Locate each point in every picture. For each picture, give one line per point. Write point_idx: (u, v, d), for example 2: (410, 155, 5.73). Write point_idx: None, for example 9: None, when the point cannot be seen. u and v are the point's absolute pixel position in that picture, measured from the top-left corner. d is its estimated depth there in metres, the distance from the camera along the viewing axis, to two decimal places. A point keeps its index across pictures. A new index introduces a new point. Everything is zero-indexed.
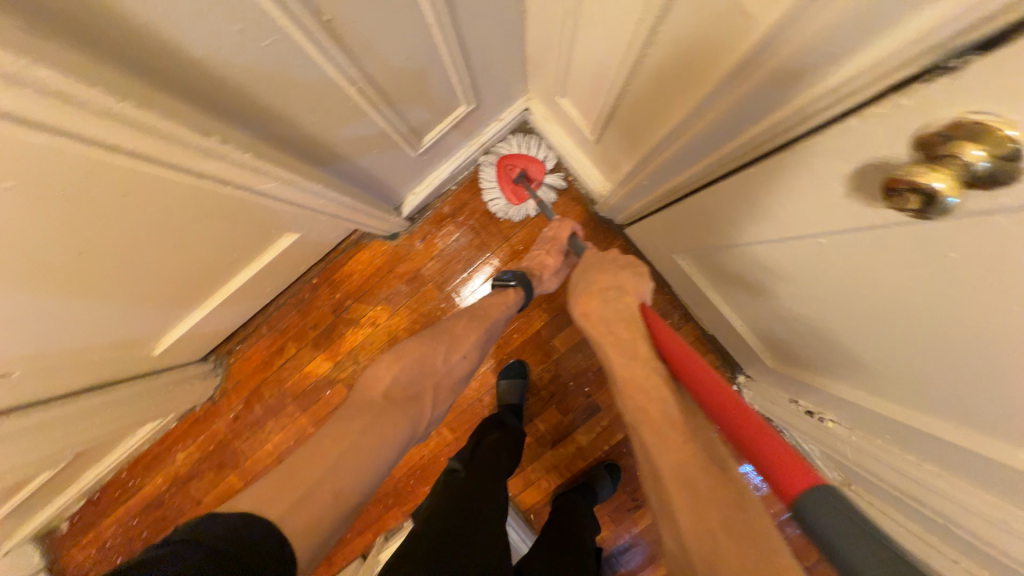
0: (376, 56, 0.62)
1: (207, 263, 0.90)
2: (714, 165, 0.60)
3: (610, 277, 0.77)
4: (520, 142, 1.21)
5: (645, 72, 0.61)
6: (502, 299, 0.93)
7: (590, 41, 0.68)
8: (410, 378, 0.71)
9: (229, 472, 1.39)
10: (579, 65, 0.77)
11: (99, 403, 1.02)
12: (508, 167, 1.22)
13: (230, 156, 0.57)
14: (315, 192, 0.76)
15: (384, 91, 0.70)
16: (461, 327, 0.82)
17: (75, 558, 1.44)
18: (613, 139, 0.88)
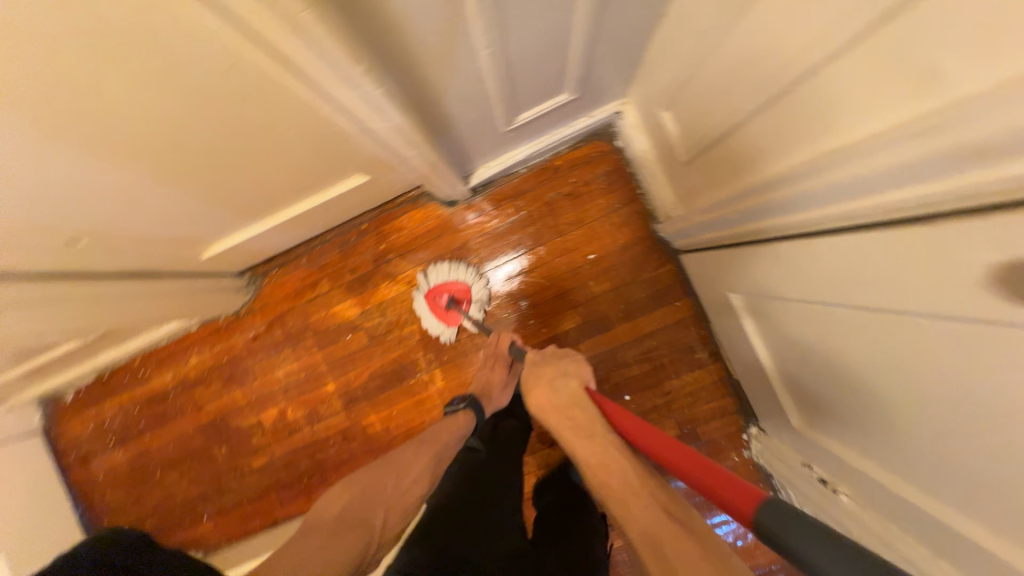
0: (522, 24, 0.61)
1: (280, 185, 0.91)
2: (799, 225, 0.64)
3: (557, 365, 0.86)
4: (438, 272, 1.27)
5: (784, 106, 0.60)
6: (452, 423, 0.96)
7: (731, 64, 0.66)
8: (360, 503, 0.79)
9: (236, 386, 1.42)
10: (705, 80, 0.76)
11: (142, 290, 1.04)
12: (439, 295, 1.28)
13: (364, 89, 0.57)
14: (411, 142, 0.75)
15: (510, 63, 0.69)
16: (410, 452, 0.90)
17: (75, 427, 1.50)
18: (707, 165, 0.88)
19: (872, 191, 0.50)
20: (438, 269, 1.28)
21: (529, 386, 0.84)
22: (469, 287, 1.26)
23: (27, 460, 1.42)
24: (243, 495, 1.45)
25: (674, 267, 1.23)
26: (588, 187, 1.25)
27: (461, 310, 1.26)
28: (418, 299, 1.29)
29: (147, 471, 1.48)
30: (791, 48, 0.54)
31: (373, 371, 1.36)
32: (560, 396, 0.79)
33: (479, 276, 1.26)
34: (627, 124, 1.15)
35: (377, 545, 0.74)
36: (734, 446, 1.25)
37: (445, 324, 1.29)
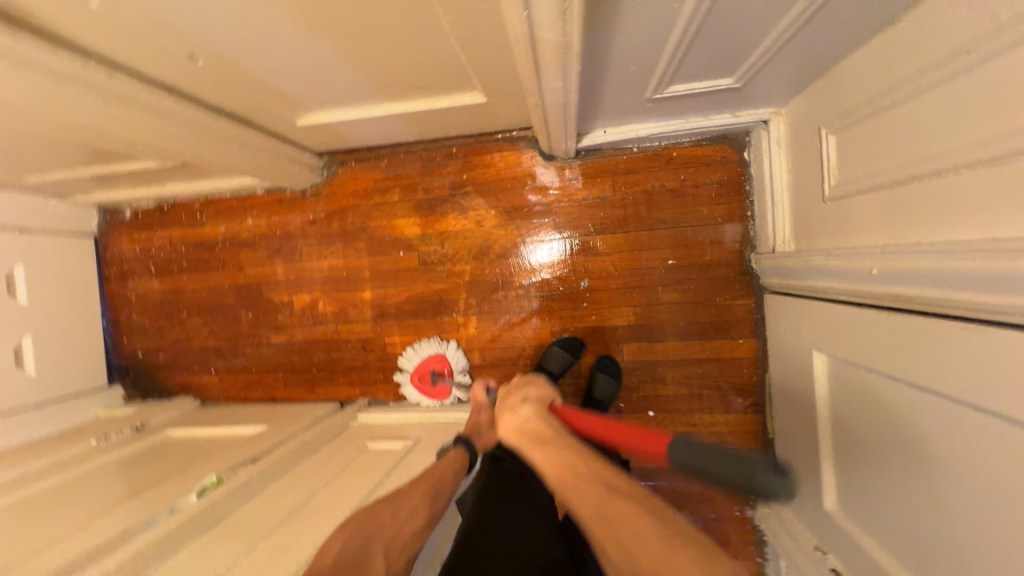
0: None
1: (401, 75, 0.86)
2: (969, 304, 0.55)
3: (519, 391, 0.82)
4: (413, 356, 1.31)
5: (1008, 169, 0.50)
6: (442, 464, 0.88)
7: (953, 102, 0.56)
8: (355, 544, 0.68)
9: (280, 261, 1.43)
10: (903, 112, 0.64)
11: (231, 135, 1.02)
12: (421, 376, 1.30)
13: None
14: (565, 70, 0.67)
15: (712, 14, 0.60)
16: (407, 486, 0.80)
17: (122, 245, 1.55)
18: (854, 208, 0.77)
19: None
20: (411, 353, 1.31)
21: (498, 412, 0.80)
22: (443, 356, 1.29)
23: (73, 257, 1.47)
24: (252, 363, 1.48)
25: (752, 304, 1.15)
26: (697, 189, 1.15)
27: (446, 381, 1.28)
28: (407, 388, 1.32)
29: (174, 309, 1.53)
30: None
31: (412, 295, 1.34)
32: (520, 418, 0.75)
33: (449, 342, 1.29)
34: (770, 138, 1.01)
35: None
36: (739, 501, 1.20)
37: (437, 399, 1.29)
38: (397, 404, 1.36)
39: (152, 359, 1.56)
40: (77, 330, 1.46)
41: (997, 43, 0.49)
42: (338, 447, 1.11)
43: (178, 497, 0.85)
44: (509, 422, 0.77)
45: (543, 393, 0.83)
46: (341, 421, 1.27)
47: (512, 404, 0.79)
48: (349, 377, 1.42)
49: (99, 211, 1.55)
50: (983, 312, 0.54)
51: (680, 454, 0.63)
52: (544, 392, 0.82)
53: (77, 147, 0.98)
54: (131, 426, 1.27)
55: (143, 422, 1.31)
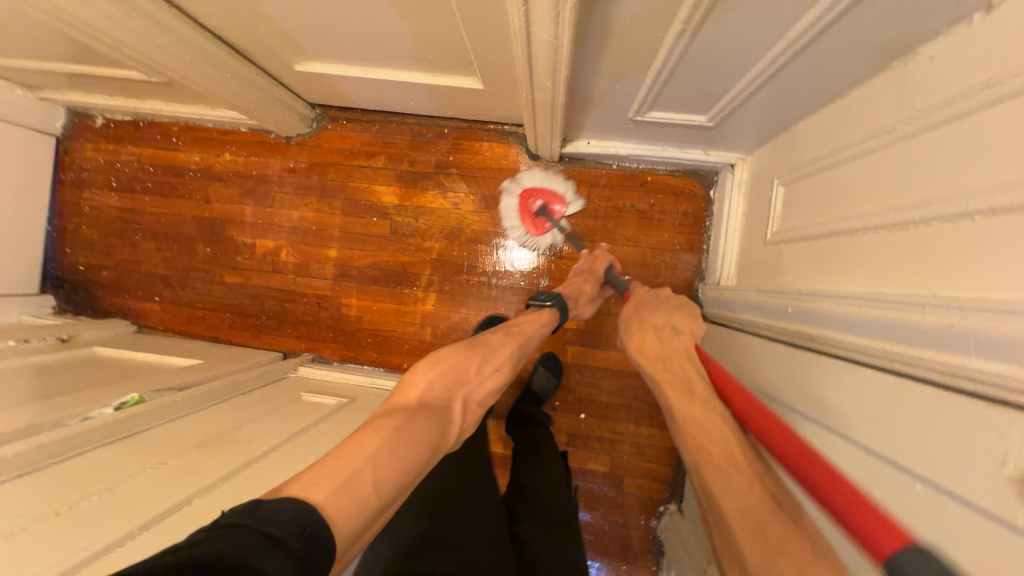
0: (728, 20, 0.59)
1: (404, 43, 0.89)
2: (858, 348, 0.62)
3: (666, 317, 0.86)
4: (537, 179, 1.25)
5: (900, 237, 0.59)
6: (538, 316, 0.95)
7: (874, 173, 0.65)
8: (444, 384, 0.71)
9: (250, 202, 1.41)
10: (843, 175, 0.72)
11: (225, 64, 1.01)
12: (530, 200, 1.25)
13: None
14: (554, 73, 0.71)
15: (695, 47, 0.66)
16: (497, 341, 0.83)
17: (85, 152, 1.48)
18: (786, 254, 0.86)
19: (969, 352, 0.47)
20: (533, 176, 1.25)
21: (632, 331, 0.85)
22: (562, 200, 1.23)
23: (28, 152, 1.40)
24: (200, 298, 1.45)
25: None
26: (663, 215, 1.22)
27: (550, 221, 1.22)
28: (507, 199, 1.26)
29: (128, 228, 1.48)
30: (965, 185, 0.51)
31: (377, 261, 1.35)
32: (663, 345, 0.80)
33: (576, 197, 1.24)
34: (732, 180, 1.10)
35: (454, 430, 0.68)
36: (646, 511, 1.27)
37: (526, 231, 1.25)
38: (340, 365, 1.36)
39: (93, 275, 1.50)
40: (16, 229, 1.39)
41: (920, 124, 0.57)
42: (272, 392, 1.11)
43: (94, 407, 0.84)
44: (650, 341, 0.82)
45: (689, 333, 0.83)
46: (280, 368, 1.26)
47: (657, 324, 0.83)
48: (297, 331, 1.41)
49: (69, 112, 1.48)
50: (867, 357, 0.61)
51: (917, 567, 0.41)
52: (695, 327, 0.83)
53: (59, 37, 0.95)
54: (56, 336, 1.23)
55: (70, 334, 1.27)
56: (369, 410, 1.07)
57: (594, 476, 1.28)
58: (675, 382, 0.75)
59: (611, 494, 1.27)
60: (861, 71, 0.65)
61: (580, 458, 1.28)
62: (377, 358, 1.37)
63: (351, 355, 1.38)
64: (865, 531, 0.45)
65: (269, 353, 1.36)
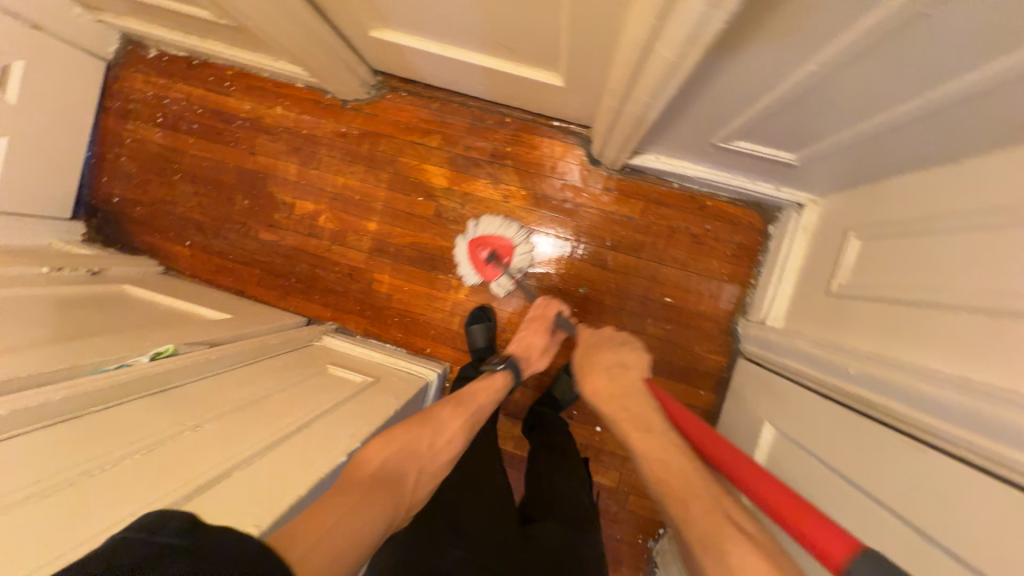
0: (859, 74, 0.56)
1: (496, 29, 0.85)
2: (894, 414, 0.67)
3: (614, 355, 0.92)
4: (489, 223, 1.24)
5: (996, 326, 0.57)
6: (491, 385, 0.99)
7: (975, 251, 0.62)
8: (398, 460, 0.71)
9: (295, 160, 1.38)
10: (911, 248, 0.74)
11: (300, 18, 0.96)
12: (478, 250, 1.25)
13: (705, 27, 0.50)
14: (659, 90, 0.68)
15: (790, 104, 0.67)
16: (446, 414, 0.85)
17: (133, 82, 1.44)
18: (850, 310, 0.84)
19: (1003, 441, 0.52)
20: (478, 224, 1.25)
21: (587, 373, 0.91)
22: (512, 245, 1.24)
23: (78, 73, 1.36)
24: (230, 250, 1.43)
25: (724, 363, 1.21)
26: (716, 243, 1.20)
27: (501, 267, 1.23)
28: (459, 244, 1.27)
29: (168, 167, 1.45)
30: None
31: (416, 242, 1.33)
32: (615, 384, 0.86)
33: (528, 241, 1.23)
34: (797, 220, 1.06)
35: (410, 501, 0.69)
36: (643, 531, 1.28)
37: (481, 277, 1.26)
38: (363, 339, 1.35)
39: (126, 209, 1.48)
40: (57, 151, 1.36)
41: (999, 218, 0.59)
42: (298, 359, 1.10)
43: (129, 354, 0.83)
44: (600, 380, 0.88)
45: (637, 366, 0.90)
46: (308, 333, 1.26)
47: (607, 364, 0.90)
48: (324, 299, 1.40)
49: (124, 38, 1.44)
50: (899, 423, 0.66)
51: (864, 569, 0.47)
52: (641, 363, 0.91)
53: None
54: (86, 268, 1.20)
55: (100, 268, 1.24)
56: (393, 393, 1.06)
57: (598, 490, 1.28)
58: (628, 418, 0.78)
59: (613, 509, 1.27)
60: (977, 145, 0.61)
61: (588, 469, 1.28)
62: (401, 339, 1.36)
63: (375, 332, 1.37)
64: (817, 536, 0.51)
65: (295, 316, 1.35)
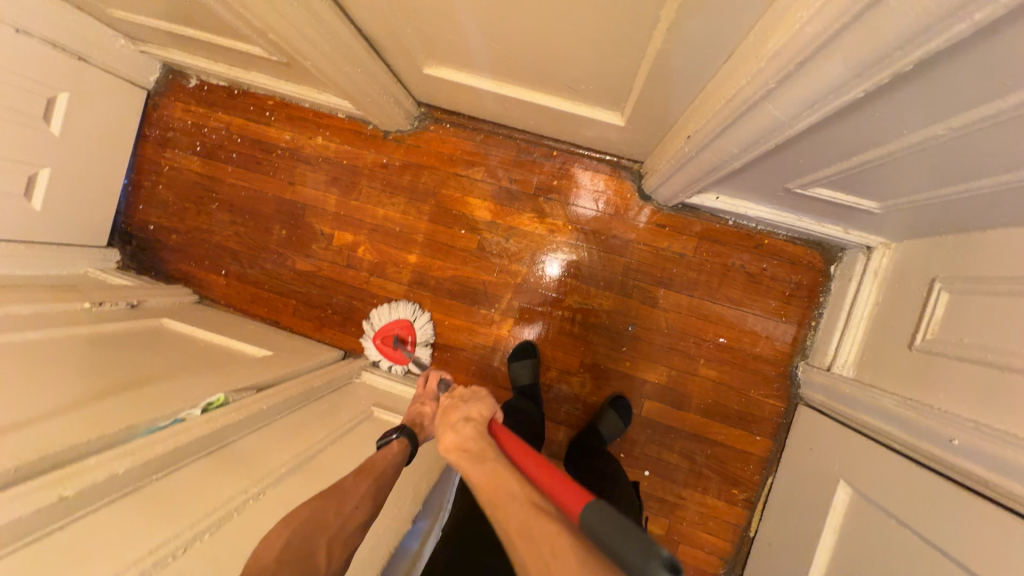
0: (976, 146, 0.52)
1: (562, 72, 0.82)
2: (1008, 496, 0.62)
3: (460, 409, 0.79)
4: (381, 314, 1.31)
5: None
6: (383, 454, 0.78)
7: None
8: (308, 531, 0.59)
9: (335, 191, 1.36)
10: (983, 304, 0.74)
11: (357, 58, 0.94)
12: (382, 341, 1.30)
13: (833, 95, 0.47)
14: (751, 145, 0.64)
15: (852, 173, 0.71)
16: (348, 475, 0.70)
17: (173, 111, 1.44)
18: (943, 370, 0.78)
19: None
20: (372, 319, 1.31)
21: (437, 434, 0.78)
22: (411, 323, 1.29)
23: (121, 103, 1.36)
24: (266, 279, 1.41)
25: (782, 408, 1.15)
26: (774, 282, 1.15)
27: (408, 350, 1.28)
28: (367, 341, 1.32)
29: (205, 196, 1.43)
30: None
31: (457, 275, 1.29)
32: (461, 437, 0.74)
33: (422, 314, 1.28)
34: (867, 266, 1.01)
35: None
36: None
37: (398, 365, 1.30)
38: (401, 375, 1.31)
39: (162, 236, 1.46)
40: (98, 179, 1.35)
41: None
42: (341, 401, 1.06)
43: (180, 406, 0.79)
44: (449, 439, 0.75)
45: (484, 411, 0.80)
46: (350, 368, 1.22)
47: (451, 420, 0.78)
48: (361, 331, 1.36)
49: (165, 67, 1.44)
50: (962, 477, 0.70)
51: (597, 524, 0.53)
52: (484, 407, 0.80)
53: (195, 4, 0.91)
54: (126, 301, 1.18)
55: (139, 300, 1.22)
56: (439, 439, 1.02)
57: None
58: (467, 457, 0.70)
59: None
60: None
61: None
62: None
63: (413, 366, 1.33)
64: (564, 496, 0.59)
65: (332, 350, 1.31)
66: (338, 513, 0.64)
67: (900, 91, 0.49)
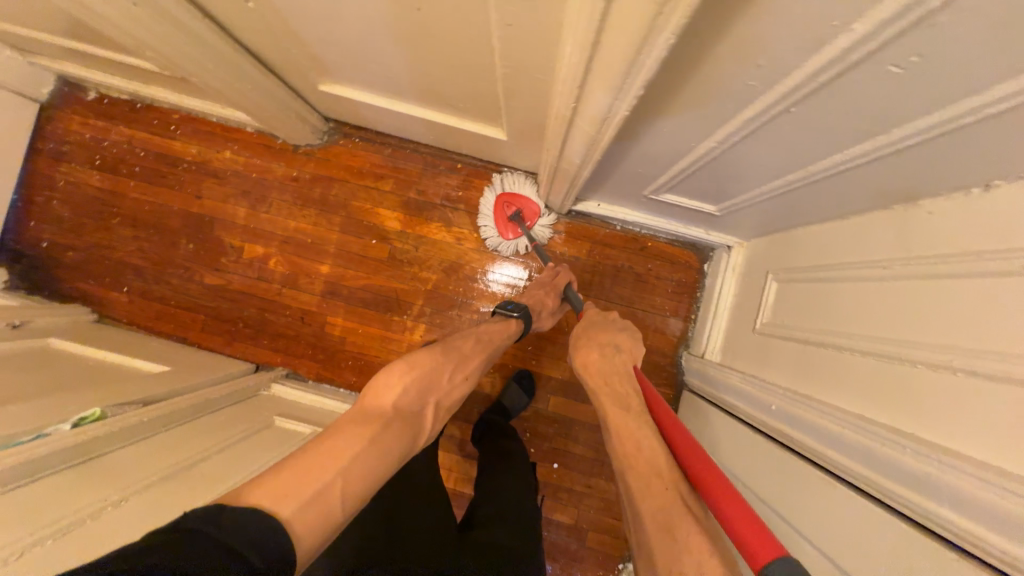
0: (744, 151, 0.65)
1: (439, 92, 0.90)
2: (794, 440, 0.76)
3: (610, 335, 0.91)
4: (511, 185, 1.26)
5: (871, 364, 0.67)
6: (505, 326, 0.97)
7: (852, 301, 0.73)
8: (416, 392, 0.73)
9: (245, 203, 1.36)
10: (796, 290, 0.89)
11: (251, 77, 0.98)
12: (506, 204, 1.26)
13: (609, 113, 0.57)
14: (586, 156, 0.74)
15: (685, 178, 0.83)
16: (469, 348, 0.87)
17: (70, 123, 1.39)
18: (772, 347, 0.92)
19: (870, 465, 0.61)
20: (506, 178, 1.26)
21: (580, 345, 0.91)
22: (538, 209, 1.25)
23: (6, 115, 1.30)
24: (172, 294, 1.38)
25: (671, 395, 1.27)
26: (659, 280, 1.27)
27: (523, 227, 1.24)
28: (485, 200, 1.27)
29: (105, 211, 1.39)
30: (932, 338, 0.58)
31: (372, 284, 1.33)
32: (603, 362, 0.87)
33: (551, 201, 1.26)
34: (728, 263, 1.15)
35: (422, 436, 0.73)
36: (604, 568, 1.27)
37: (502, 233, 1.27)
38: (315, 385, 1.32)
39: (57, 254, 1.39)
40: None
41: (869, 274, 0.70)
42: (242, 412, 1.06)
43: (50, 420, 0.77)
44: (594, 356, 0.88)
45: (629, 351, 0.89)
46: (258, 381, 1.22)
47: (602, 341, 0.90)
48: (274, 343, 1.36)
49: (58, 80, 1.39)
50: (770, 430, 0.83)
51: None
52: (635, 349, 0.90)
53: (78, 20, 0.92)
54: (7, 321, 1.11)
55: (24, 320, 1.15)
56: None
57: (558, 527, 1.27)
58: (611, 395, 0.82)
59: (576, 546, 1.27)
60: (854, 206, 0.72)
61: (548, 507, 1.28)
62: (355, 383, 1.33)
63: (329, 376, 1.33)
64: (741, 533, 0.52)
65: (242, 364, 1.30)
66: (432, 392, 0.76)
67: (686, 93, 0.56)
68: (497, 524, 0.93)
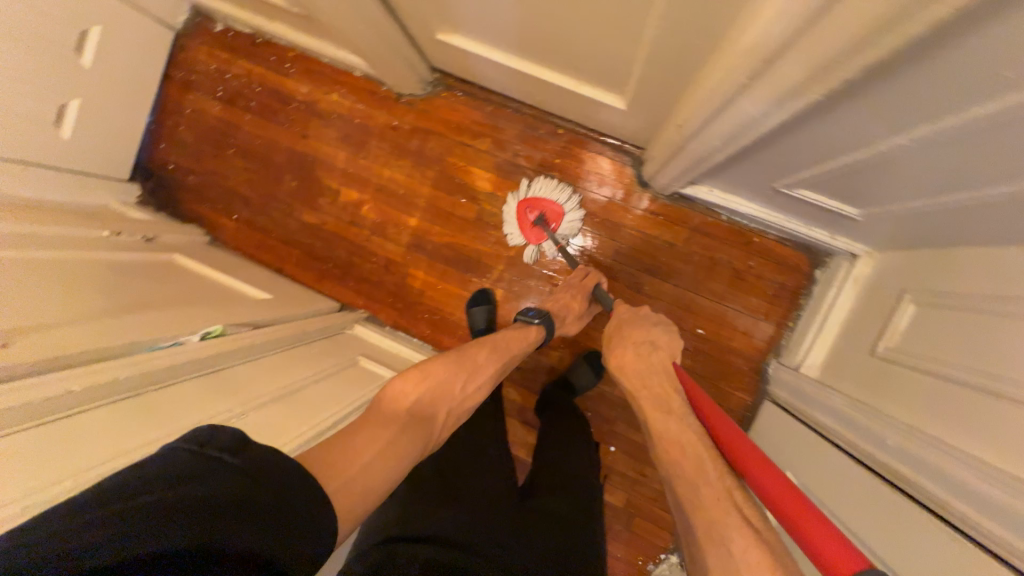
0: (917, 156, 0.56)
1: (566, 51, 0.84)
2: (901, 477, 0.70)
3: (645, 332, 0.90)
4: (532, 188, 1.25)
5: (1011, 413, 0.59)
6: (522, 335, 1.00)
7: (1006, 340, 0.64)
8: (431, 397, 0.78)
9: (346, 147, 1.40)
10: (936, 318, 0.78)
11: (374, 19, 0.97)
12: (527, 211, 1.25)
13: (790, 95, 0.50)
14: (729, 139, 0.67)
15: (832, 177, 0.73)
16: (483, 357, 0.90)
17: (199, 53, 1.48)
18: (892, 376, 0.82)
19: (997, 521, 0.55)
20: (528, 186, 1.26)
21: (614, 347, 0.91)
22: (561, 209, 1.24)
23: (150, 41, 1.40)
24: (273, 227, 1.47)
25: (748, 402, 1.20)
26: (758, 280, 1.17)
27: (549, 230, 1.23)
28: (510, 204, 1.27)
29: (223, 141, 1.49)
30: None
31: (455, 242, 1.34)
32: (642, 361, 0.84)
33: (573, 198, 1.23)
34: (848, 274, 1.04)
35: (433, 441, 0.77)
36: (646, 555, 1.27)
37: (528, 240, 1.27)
38: (392, 331, 1.38)
39: (180, 177, 1.53)
40: (125, 116, 1.41)
41: None
42: (331, 348, 1.14)
43: (180, 331, 0.87)
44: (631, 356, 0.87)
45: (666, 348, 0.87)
46: (342, 321, 1.30)
47: (635, 341, 0.88)
48: (358, 286, 1.43)
49: (192, 10, 1.47)
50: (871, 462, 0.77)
51: None
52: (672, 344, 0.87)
53: None
54: (142, 235, 1.24)
55: (154, 235, 1.28)
56: None
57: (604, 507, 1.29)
58: (649, 397, 0.78)
59: (621, 527, 1.28)
60: None
61: None
62: (428, 335, 1.37)
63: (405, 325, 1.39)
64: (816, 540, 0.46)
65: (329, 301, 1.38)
66: (446, 398, 0.80)
67: (869, 87, 0.49)
68: (554, 494, 0.94)
